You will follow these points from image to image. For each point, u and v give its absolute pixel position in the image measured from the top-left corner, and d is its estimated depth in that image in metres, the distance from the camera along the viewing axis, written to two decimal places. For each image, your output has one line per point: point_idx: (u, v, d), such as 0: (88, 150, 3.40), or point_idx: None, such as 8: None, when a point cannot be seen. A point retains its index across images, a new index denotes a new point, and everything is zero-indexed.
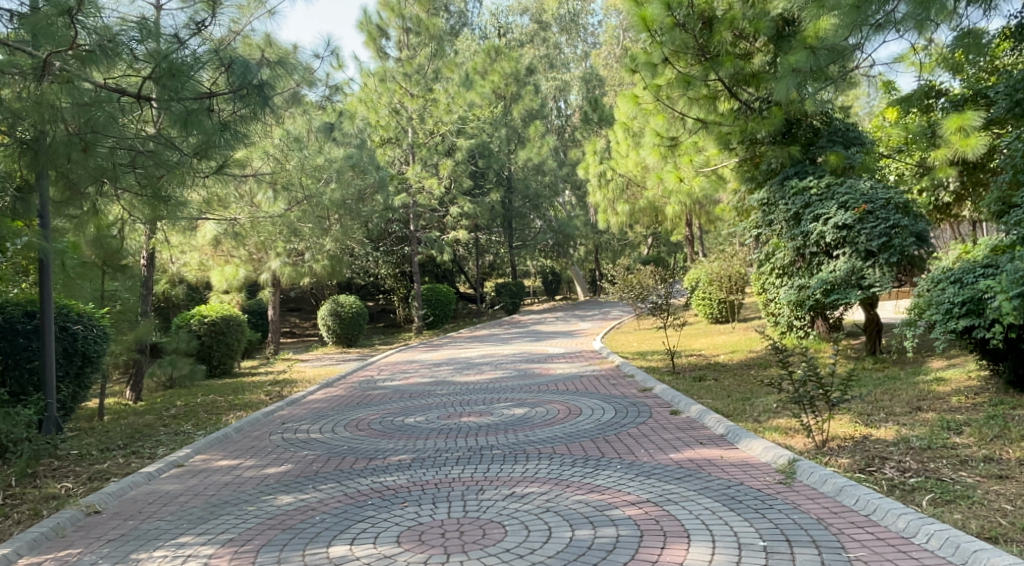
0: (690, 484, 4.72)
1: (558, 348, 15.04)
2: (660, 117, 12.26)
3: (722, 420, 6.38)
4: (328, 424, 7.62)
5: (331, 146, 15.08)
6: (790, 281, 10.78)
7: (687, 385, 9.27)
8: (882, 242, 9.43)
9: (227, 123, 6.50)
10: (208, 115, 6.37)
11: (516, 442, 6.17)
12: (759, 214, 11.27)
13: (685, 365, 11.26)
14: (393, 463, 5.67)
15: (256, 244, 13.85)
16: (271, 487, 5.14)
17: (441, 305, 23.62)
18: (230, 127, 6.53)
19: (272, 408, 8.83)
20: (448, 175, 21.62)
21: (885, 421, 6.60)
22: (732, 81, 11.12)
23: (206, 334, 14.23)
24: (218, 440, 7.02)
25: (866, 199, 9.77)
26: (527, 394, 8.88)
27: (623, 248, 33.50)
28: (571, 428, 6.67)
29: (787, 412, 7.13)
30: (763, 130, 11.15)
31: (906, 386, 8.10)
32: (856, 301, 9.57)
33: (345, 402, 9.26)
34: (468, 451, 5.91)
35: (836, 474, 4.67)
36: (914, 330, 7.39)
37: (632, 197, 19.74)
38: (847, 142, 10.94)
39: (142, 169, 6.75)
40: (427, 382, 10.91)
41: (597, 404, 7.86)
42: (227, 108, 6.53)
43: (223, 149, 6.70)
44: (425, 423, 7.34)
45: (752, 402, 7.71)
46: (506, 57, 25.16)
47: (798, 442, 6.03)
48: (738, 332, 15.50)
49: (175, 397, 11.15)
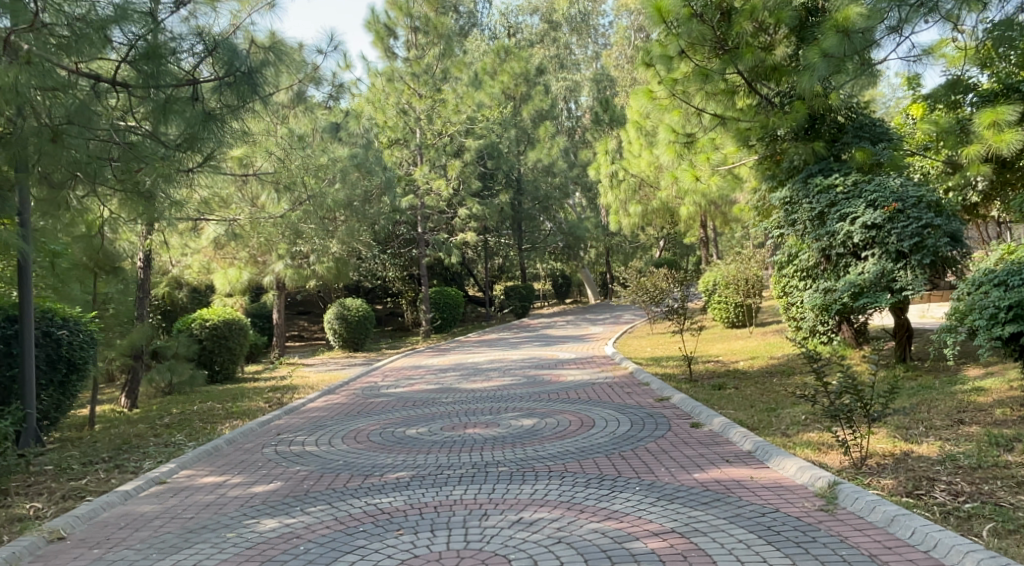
0: (718, 510, 4.24)
1: (570, 354, 14.54)
2: (675, 113, 11.59)
3: (748, 434, 5.89)
4: (325, 435, 7.18)
5: (336, 145, 14.68)
6: (814, 284, 10.30)
7: (706, 394, 8.77)
8: (913, 242, 8.95)
9: (212, 112, 6.39)
10: (191, 104, 6.31)
11: (525, 458, 5.70)
12: (781, 214, 10.74)
13: (703, 372, 10.77)
14: (391, 482, 5.21)
15: (258, 246, 13.46)
16: (255, 510, 4.68)
17: (449, 308, 23.17)
18: (215, 118, 6.42)
19: (269, 417, 8.40)
20: (457, 176, 21.20)
21: (926, 436, 6.09)
22: (752, 74, 10.62)
23: (207, 339, 13.80)
24: (207, 454, 6.56)
25: (896, 197, 9.26)
26: (536, 403, 8.39)
27: (635, 250, 32.99)
28: (585, 442, 6.17)
29: (818, 425, 6.64)
30: (785, 126, 10.57)
31: (943, 397, 7.58)
32: (887, 305, 9.12)
33: (345, 410, 8.81)
34: (473, 467, 5.44)
35: (884, 500, 4.18)
36: (954, 337, 6.91)
37: (645, 198, 19.24)
38: (874, 139, 10.42)
39: (123, 161, 6.47)
40: (433, 389, 10.46)
41: (612, 414, 7.38)
42: (214, 99, 6.46)
43: (208, 141, 6.59)
44: (428, 435, 6.89)
45: (779, 414, 7.24)
46: (516, 56, 24.70)
47: (834, 460, 5.55)
48: (756, 337, 14.94)
49: (172, 404, 10.75)
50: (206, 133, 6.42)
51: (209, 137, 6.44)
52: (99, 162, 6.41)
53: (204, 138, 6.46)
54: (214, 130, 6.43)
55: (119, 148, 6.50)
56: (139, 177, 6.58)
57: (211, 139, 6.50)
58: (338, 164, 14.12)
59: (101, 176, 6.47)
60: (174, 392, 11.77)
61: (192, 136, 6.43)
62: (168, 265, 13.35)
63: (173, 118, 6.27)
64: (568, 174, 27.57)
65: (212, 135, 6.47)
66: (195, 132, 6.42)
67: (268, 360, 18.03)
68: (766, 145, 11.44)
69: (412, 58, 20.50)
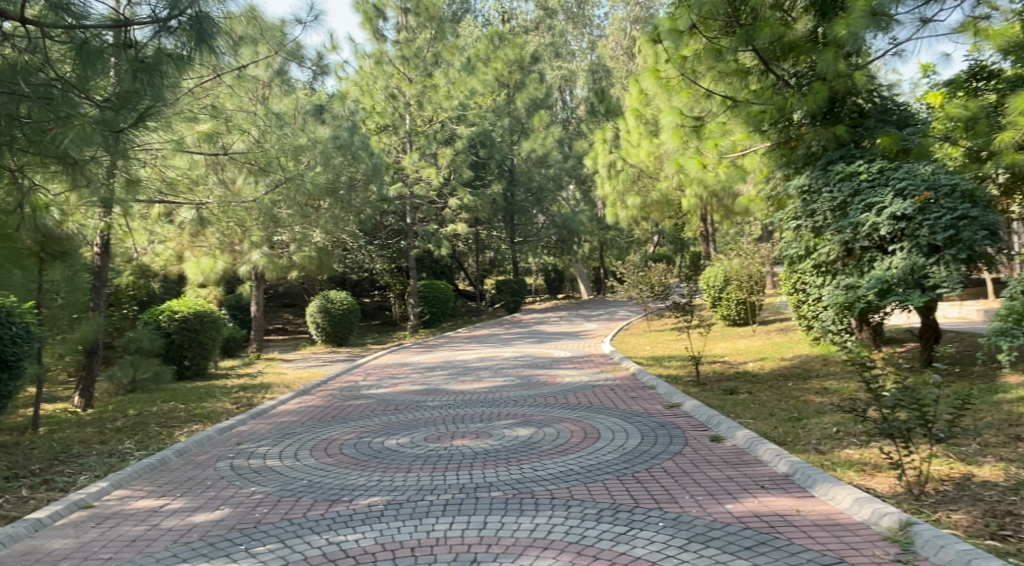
0: (767, 561, 3.42)
1: (565, 352, 13.68)
2: (684, 94, 10.66)
3: (781, 454, 5.00)
4: (292, 445, 6.28)
5: (319, 126, 13.80)
6: (834, 281, 9.46)
7: (719, 400, 7.89)
8: (948, 235, 8.09)
9: (145, 61, 5.93)
10: (123, 51, 5.91)
11: (520, 480, 4.81)
12: (798, 204, 9.84)
13: (710, 374, 9.93)
14: (360, 511, 4.32)
15: (231, 233, 12.58)
16: (190, 550, 3.82)
17: (438, 302, 22.25)
18: (150, 68, 5.95)
19: (231, 422, 7.48)
20: (448, 164, 20.34)
21: (985, 455, 5.26)
22: (768, 52, 9.84)
23: (176, 332, 12.87)
24: (149, 469, 5.65)
25: (927, 185, 8.38)
26: (532, 410, 7.51)
27: (629, 245, 32.13)
28: (592, 460, 5.28)
29: (855, 439, 5.81)
30: (803, 107, 9.58)
31: (987, 406, 6.75)
32: (918, 304, 8.25)
33: (319, 414, 7.91)
34: (460, 493, 4.55)
35: (972, 549, 3.42)
36: (1011, 341, 6.14)
37: (644, 189, 18.39)
38: (899, 122, 9.57)
39: (37, 120, 5.90)
40: (419, 390, 9.56)
41: (618, 424, 6.51)
42: (151, 47, 5.93)
43: (144, 96, 6.00)
44: (409, 448, 5.99)
45: (808, 427, 6.41)
46: (511, 43, 23.84)
47: (884, 486, 4.70)
48: (760, 336, 14.14)
49: (131, 403, 9.87)
50: (141, 87, 5.93)
51: (146, 91, 5.94)
52: (9, 119, 5.82)
53: (143, 93, 5.96)
54: (151, 81, 5.92)
55: (36, 101, 5.88)
56: (55, 138, 5.94)
57: (149, 96, 5.99)
58: (321, 146, 13.22)
59: (10, 135, 5.83)
60: (136, 390, 10.95)
61: (125, 90, 5.97)
62: (135, 253, 12.46)
63: (99, 66, 5.81)
64: (563, 165, 26.74)
65: (150, 84, 5.94)
66: (131, 86, 5.98)
67: (246, 353, 17.14)
68: (780, 130, 10.57)
69: (403, 40, 19.63)
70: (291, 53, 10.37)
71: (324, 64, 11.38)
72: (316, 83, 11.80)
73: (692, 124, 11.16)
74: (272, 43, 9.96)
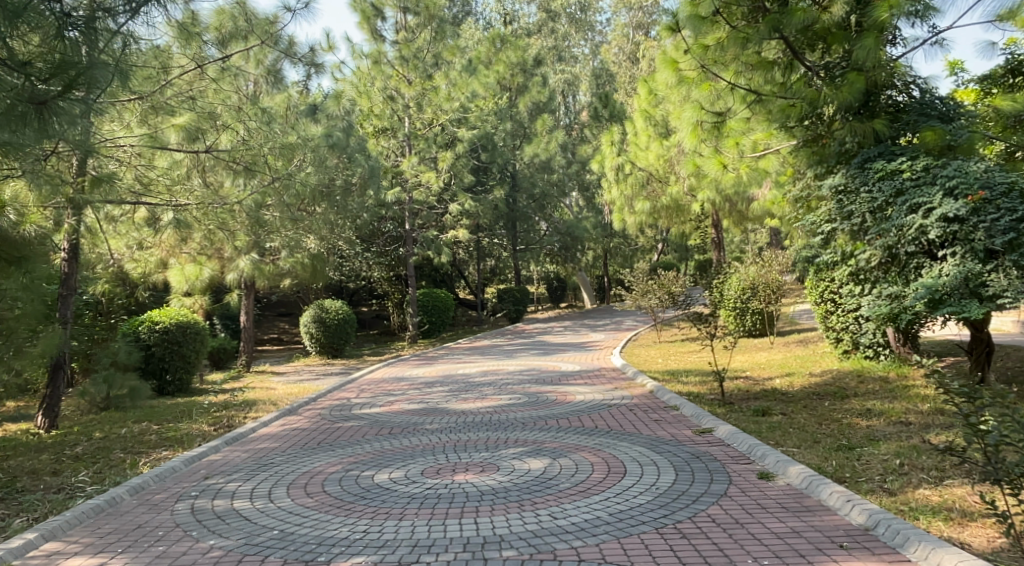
0: None
1: (573, 365, 12.80)
2: (705, 87, 9.86)
3: (853, 499, 4.21)
4: (267, 480, 5.44)
5: (311, 125, 12.96)
6: (875, 290, 8.61)
7: (753, 424, 7.03)
8: (1008, 239, 7.24)
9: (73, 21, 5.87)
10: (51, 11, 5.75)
11: (538, 532, 4.06)
12: (831, 205, 8.96)
13: (734, 392, 9.08)
14: None
15: (218, 241, 11.76)
16: None
17: (437, 312, 21.38)
18: (77, 29, 5.87)
19: (203, 450, 6.61)
20: (449, 168, 19.47)
21: None
22: (799, 39, 9.14)
23: (157, 345, 11.98)
24: (95, 512, 4.84)
25: (982, 184, 7.54)
26: (543, 435, 6.65)
27: (634, 253, 31.24)
28: (622, 504, 4.46)
29: (928, 479, 4.95)
30: (837, 100, 8.76)
31: None
32: (976, 315, 7.37)
33: (303, 440, 7.03)
34: (465, 551, 3.85)
35: None
36: None
37: (653, 194, 17.46)
38: (946, 114, 8.71)
39: None
40: (416, 409, 8.67)
41: (647, 455, 5.66)
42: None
43: (78, 60, 5.79)
44: (403, 486, 5.14)
45: (865, 459, 5.54)
46: (513, 45, 23.15)
47: (984, 540, 3.87)
48: (780, 349, 13.29)
49: (101, 424, 9.03)
50: (69, 48, 5.82)
51: (78, 53, 5.82)
52: None
53: (76, 57, 5.80)
54: (81, 41, 5.89)
55: None
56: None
57: (80, 60, 5.83)
58: (315, 146, 12.41)
59: None
60: (110, 409, 10.14)
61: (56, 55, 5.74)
62: (113, 259, 11.63)
63: (31, 34, 5.69)
64: (566, 171, 25.92)
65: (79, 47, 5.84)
66: (56, 51, 5.82)
67: (236, 365, 16.25)
68: (809, 126, 9.70)
69: (401, 40, 18.90)
70: (284, 51, 9.87)
71: (319, 62, 10.49)
72: (318, 77, 10.73)
73: (714, 122, 10.29)
74: (265, 38, 9.51)
